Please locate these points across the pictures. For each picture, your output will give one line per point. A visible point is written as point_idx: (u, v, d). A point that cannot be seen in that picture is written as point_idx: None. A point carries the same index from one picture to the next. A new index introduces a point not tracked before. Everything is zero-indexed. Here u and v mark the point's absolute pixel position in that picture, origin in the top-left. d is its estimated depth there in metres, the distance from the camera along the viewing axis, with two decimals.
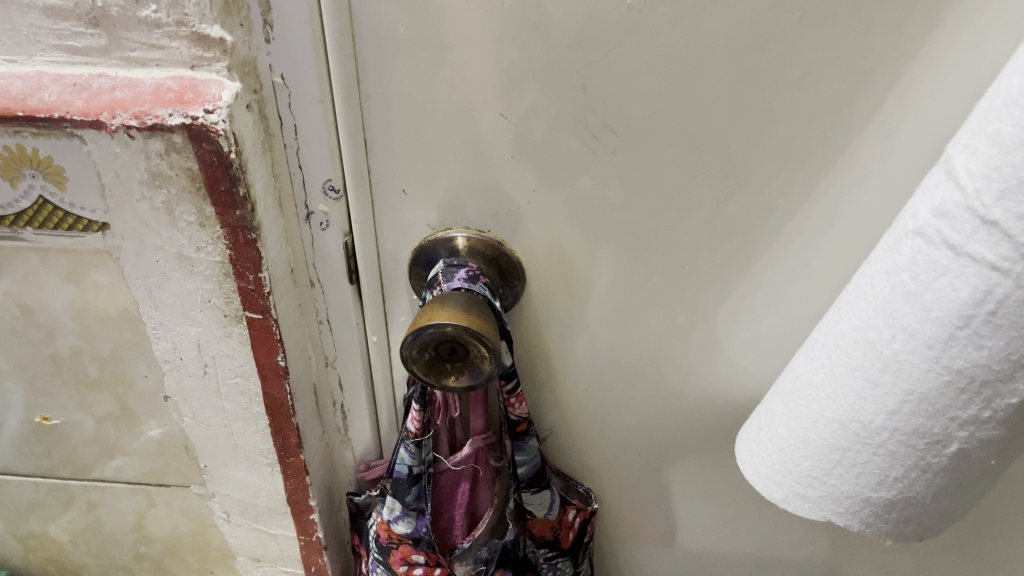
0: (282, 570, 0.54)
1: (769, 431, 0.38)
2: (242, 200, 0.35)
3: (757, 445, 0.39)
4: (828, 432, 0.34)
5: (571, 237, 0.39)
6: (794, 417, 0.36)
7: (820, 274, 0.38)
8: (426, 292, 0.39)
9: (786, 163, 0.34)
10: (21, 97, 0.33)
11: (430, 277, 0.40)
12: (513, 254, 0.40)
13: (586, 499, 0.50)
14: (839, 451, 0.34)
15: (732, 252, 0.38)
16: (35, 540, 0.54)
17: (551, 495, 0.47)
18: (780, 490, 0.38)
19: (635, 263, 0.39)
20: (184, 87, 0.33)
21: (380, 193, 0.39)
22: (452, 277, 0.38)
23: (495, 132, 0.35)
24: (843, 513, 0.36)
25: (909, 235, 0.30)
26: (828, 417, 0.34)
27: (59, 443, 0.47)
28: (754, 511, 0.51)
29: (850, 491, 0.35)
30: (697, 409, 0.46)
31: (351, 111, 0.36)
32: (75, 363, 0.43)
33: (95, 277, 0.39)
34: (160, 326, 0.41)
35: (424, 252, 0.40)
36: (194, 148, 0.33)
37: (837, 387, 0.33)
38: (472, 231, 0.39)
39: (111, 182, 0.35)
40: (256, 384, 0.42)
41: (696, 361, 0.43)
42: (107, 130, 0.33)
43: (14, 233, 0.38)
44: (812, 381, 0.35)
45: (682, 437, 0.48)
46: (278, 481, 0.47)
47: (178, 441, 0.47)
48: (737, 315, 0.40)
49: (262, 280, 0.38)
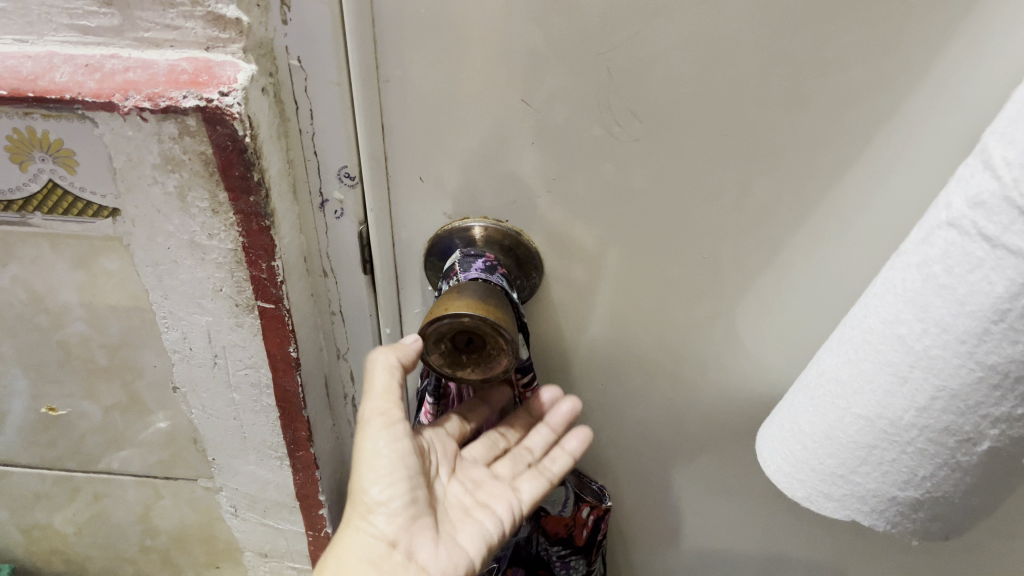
0: (290, 564, 0.53)
1: (793, 428, 0.37)
2: (256, 186, 0.34)
3: (779, 441, 0.38)
4: (854, 429, 0.34)
5: (590, 226, 0.38)
6: (818, 413, 0.35)
7: (844, 267, 0.37)
8: (442, 283, 0.38)
9: (814, 152, 0.34)
10: (32, 78, 0.32)
11: (446, 268, 0.39)
12: (531, 244, 0.39)
13: (600, 496, 0.49)
14: (865, 448, 0.33)
15: (755, 244, 0.37)
16: (39, 531, 0.53)
17: (563, 491, 0.48)
18: (803, 489, 0.37)
19: (655, 254, 0.38)
20: (199, 68, 0.32)
21: (396, 181, 0.38)
22: (469, 267, 0.37)
23: (515, 119, 0.35)
24: (868, 512, 0.35)
25: (942, 227, 0.29)
26: (855, 413, 0.33)
27: (65, 434, 0.46)
28: (768, 509, 0.51)
29: (876, 490, 0.34)
30: (714, 405, 0.45)
31: (369, 96, 0.35)
32: (83, 352, 0.42)
33: (106, 263, 0.39)
34: (170, 315, 0.40)
35: (439, 242, 0.39)
36: (209, 131, 0.33)
37: (864, 382, 0.33)
38: (489, 220, 0.39)
39: (123, 166, 0.34)
40: (267, 376, 0.42)
41: (713, 356, 0.42)
42: (120, 112, 0.32)
43: (23, 217, 0.37)
44: (838, 376, 0.34)
45: (697, 433, 0.47)
46: (287, 474, 0.47)
47: (186, 432, 0.46)
48: (758, 308, 0.40)
49: (275, 268, 0.37)
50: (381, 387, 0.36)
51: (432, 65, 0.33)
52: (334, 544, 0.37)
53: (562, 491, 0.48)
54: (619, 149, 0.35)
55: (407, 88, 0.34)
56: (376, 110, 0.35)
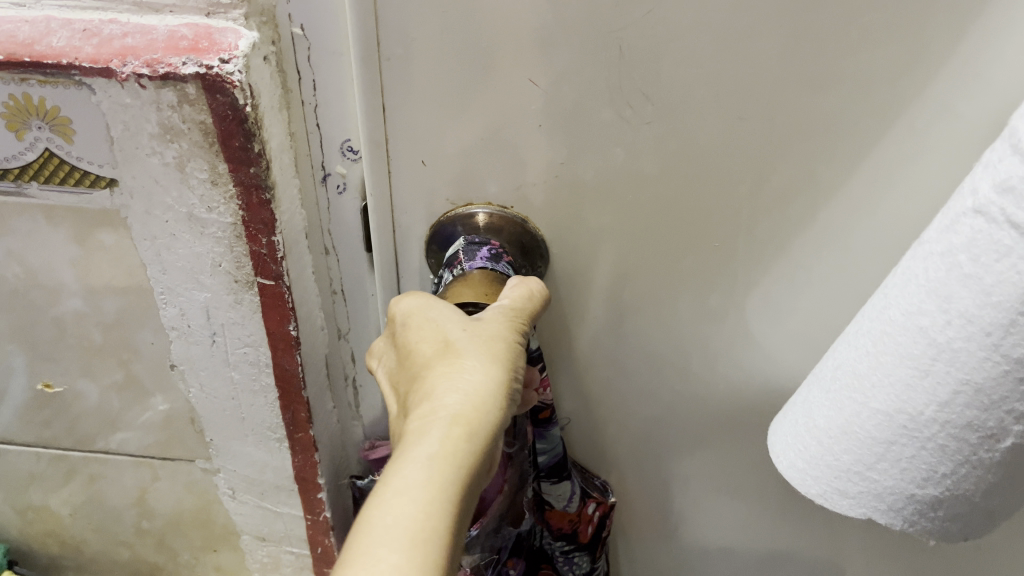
0: (288, 550, 0.52)
1: (807, 423, 0.35)
2: (256, 157, 0.34)
3: (791, 437, 0.37)
4: (871, 423, 0.32)
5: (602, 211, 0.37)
6: (835, 407, 0.34)
7: (861, 254, 0.36)
8: (444, 272, 0.38)
9: (833, 135, 0.32)
10: (29, 43, 0.32)
11: (448, 254, 0.38)
12: (537, 231, 0.38)
13: (604, 492, 0.50)
14: (883, 444, 0.32)
15: (770, 229, 0.36)
16: (34, 513, 0.52)
17: (570, 487, 0.46)
18: (817, 485, 0.35)
19: (667, 242, 0.37)
20: (199, 35, 0.32)
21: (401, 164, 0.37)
22: (474, 256, 0.37)
23: (523, 100, 0.33)
24: (885, 510, 0.34)
25: (968, 214, 0.28)
26: (873, 408, 0.32)
27: (61, 412, 0.46)
28: (778, 503, 0.50)
29: (894, 488, 0.33)
30: (725, 395, 0.44)
31: (370, 74, 0.33)
32: (79, 329, 0.41)
33: (102, 236, 0.38)
34: (168, 291, 0.39)
35: (441, 229, 0.39)
36: (209, 100, 0.32)
37: (883, 376, 0.31)
38: (494, 206, 0.38)
39: (120, 135, 0.34)
40: (266, 354, 0.41)
41: (725, 345, 0.41)
42: (118, 78, 0.32)
43: (19, 188, 0.36)
44: (855, 368, 0.33)
45: (708, 426, 0.46)
46: (286, 456, 0.46)
47: (184, 413, 0.45)
48: (771, 296, 0.39)
49: (275, 243, 0.37)
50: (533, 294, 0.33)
51: (439, 46, 0.32)
52: (453, 379, 0.27)
53: (569, 487, 0.47)
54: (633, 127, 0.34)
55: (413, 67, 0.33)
56: (379, 90, 0.34)
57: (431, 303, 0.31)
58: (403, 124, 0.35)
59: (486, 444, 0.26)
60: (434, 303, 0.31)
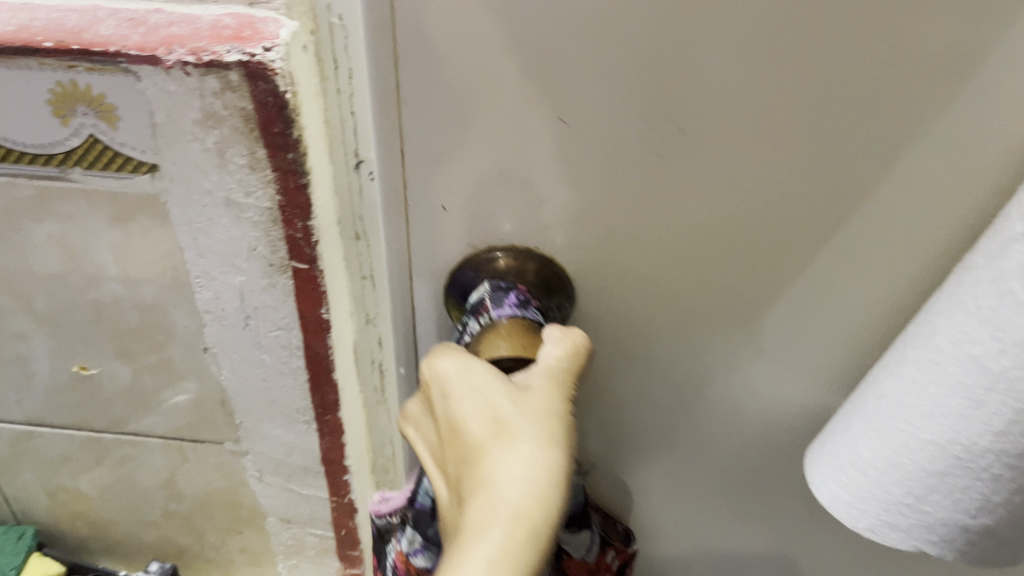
0: (312, 532, 0.53)
1: (850, 456, 0.35)
2: (295, 143, 0.35)
3: (835, 470, 0.36)
4: (922, 456, 0.31)
5: (631, 236, 0.38)
6: (880, 440, 0.33)
7: (861, 268, 0.37)
8: (471, 318, 0.38)
9: (871, 162, 0.33)
10: (77, 31, 0.33)
11: (472, 300, 0.40)
12: (561, 269, 0.40)
13: (626, 540, 0.50)
14: (935, 476, 0.31)
15: (784, 246, 0.37)
16: (64, 494, 0.53)
17: (589, 535, 0.47)
18: (865, 520, 0.35)
19: (674, 260, 0.38)
20: (242, 24, 0.33)
21: (438, 183, 0.37)
22: (502, 303, 0.38)
23: (540, 127, 0.34)
24: (936, 542, 0.33)
25: (1017, 242, 0.28)
26: (924, 439, 0.31)
27: (96, 393, 0.47)
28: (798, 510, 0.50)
29: (945, 519, 0.32)
30: (734, 411, 0.44)
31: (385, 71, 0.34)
32: (116, 311, 0.43)
33: (141, 220, 0.39)
34: (203, 275, 0.40)
35: (465, 269, 0.40)
36: (250, 87, 0.33)
37: (934, 406, 0.30)
38: (517, 247, 0.39)
39: (162, 121, 0.35)
40: (298, 337, 0.42)
41: (731, 358, 0.42)
42: (163, 66, 0.33)
43: (63, 173, 0.37)
44: (903, 401, 0.32)
45: (725, 434, 0.46)
46: (313, 438, 0.47)
47: (214, 396, 0.46)
48: (777, 313, 0.39)
49: (310, 228, 0.38)
50: (575, 350, 0.34)
51: (459, 61, 0.33)
52: (510, 461, 0.27)
53: (587, 535, 0.47)
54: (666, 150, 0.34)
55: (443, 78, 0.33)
56: (392, 87, 0.34)
57: (470, 366, 0.31)
58: (421, 138, 0.36)
59: (550, 539, 0.26)
60: (473, 366, 0.31)
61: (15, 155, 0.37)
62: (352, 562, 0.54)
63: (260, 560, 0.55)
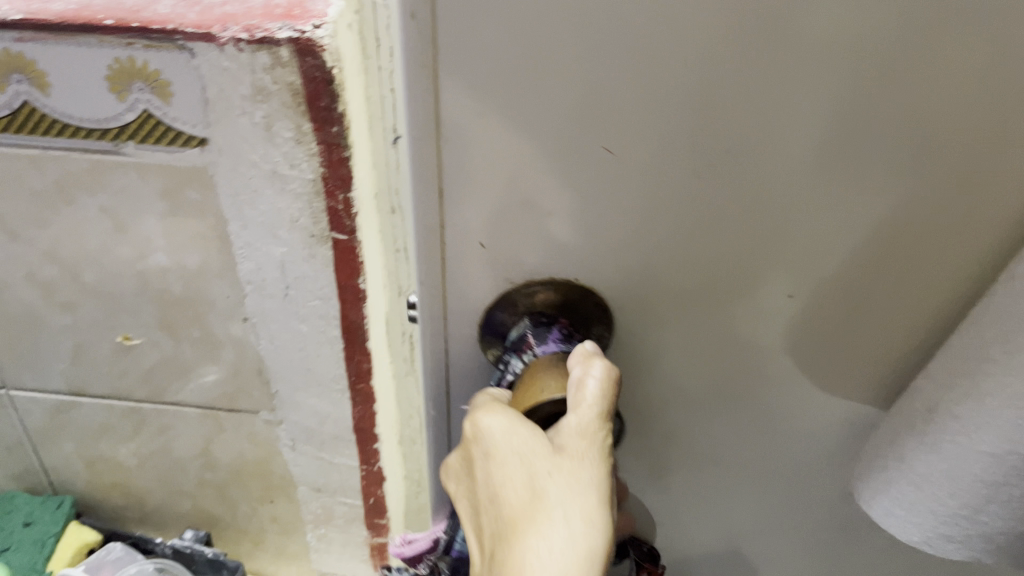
0: (342, 501, 0.55)
1: (901, 468, 0.35)
2: (339, 117, 0.37)
3: (884, 484, 0.37)
4: (980, 466, 0.32)
5: (677, 264, 0.36)
6: (934, 452, 0.34)
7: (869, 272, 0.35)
8: (513, 353, 0.38)
9: (884, 170, 0.32)
10: (135, 11, 0.36)
11: (511, 337, 0.40)
12: (603, 298, 0.38)
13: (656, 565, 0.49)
14: (993, 485, 0.32)
15: (810, 248, 0.35)
16: (102, 465, 0.55)
17: None
18: (920, 533, 0.36)
19: (692, 262, 0.36)
20: (292, 5, 0.36)
21: (482, 216, 0.36)
22: (545, 339, 0.38)
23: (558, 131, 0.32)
24: (994, 550, 0.35)
25: None
26: (982, 451, 0.32)
27: (138, 363, 0.49)
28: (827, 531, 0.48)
29: (1005, 528, 0.33)
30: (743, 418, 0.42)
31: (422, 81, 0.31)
32: (161, 282, 0.45)
33: (189, 192, 0.41)
34: (246, 246, 0.42)
35: (504, 303, 0.39)
36: (299, 63, 0.35)
37: (994, 416, 0.31)
38: (559, 279, 0.38)
39: (213, 96, 0.37)
40: (335, 307, 0.44)
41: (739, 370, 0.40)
42: (218, 43, 0.35)
43: (116, 147, 0.39)
44: (954, 409, 0.33)
45: (732, 452, 0.45)
46: (346, 406, 0.49)
47: (251, 365, 0.48)
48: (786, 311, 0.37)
49: (350, 199, 0.40)
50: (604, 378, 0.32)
51: (483, 68, 0.30)
52: (552, 542, 0.27)
53: None
54: (727, 183, 0.33)
55: (492, 108, 0.32)
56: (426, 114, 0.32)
57: (514, 427, 0.31)
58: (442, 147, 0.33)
59: None
60: (518, 429, 0.30)
61: (70, 129, 0.39)
62: (380, 530, 0.57)
63: (290, 530, 0.57)
